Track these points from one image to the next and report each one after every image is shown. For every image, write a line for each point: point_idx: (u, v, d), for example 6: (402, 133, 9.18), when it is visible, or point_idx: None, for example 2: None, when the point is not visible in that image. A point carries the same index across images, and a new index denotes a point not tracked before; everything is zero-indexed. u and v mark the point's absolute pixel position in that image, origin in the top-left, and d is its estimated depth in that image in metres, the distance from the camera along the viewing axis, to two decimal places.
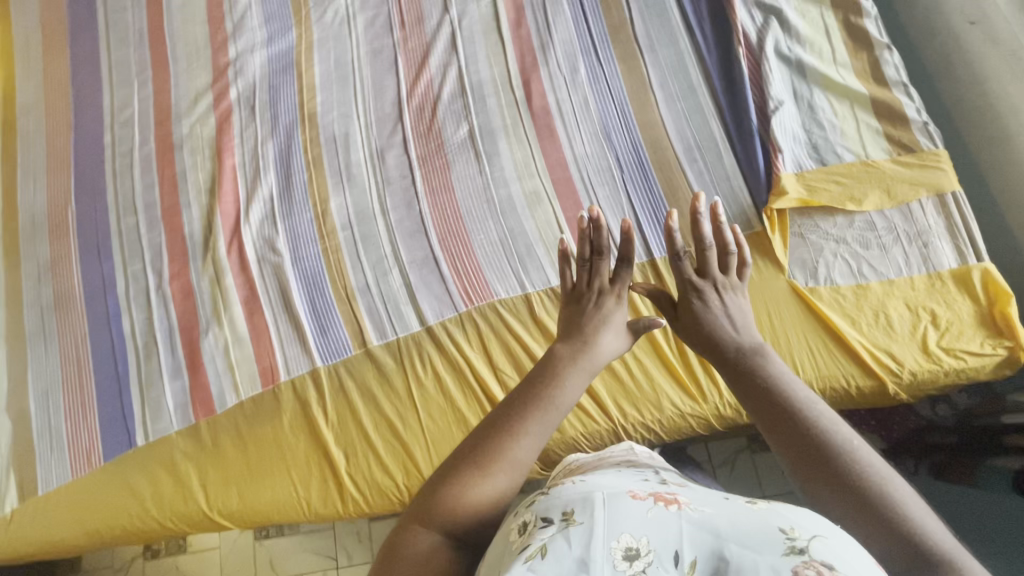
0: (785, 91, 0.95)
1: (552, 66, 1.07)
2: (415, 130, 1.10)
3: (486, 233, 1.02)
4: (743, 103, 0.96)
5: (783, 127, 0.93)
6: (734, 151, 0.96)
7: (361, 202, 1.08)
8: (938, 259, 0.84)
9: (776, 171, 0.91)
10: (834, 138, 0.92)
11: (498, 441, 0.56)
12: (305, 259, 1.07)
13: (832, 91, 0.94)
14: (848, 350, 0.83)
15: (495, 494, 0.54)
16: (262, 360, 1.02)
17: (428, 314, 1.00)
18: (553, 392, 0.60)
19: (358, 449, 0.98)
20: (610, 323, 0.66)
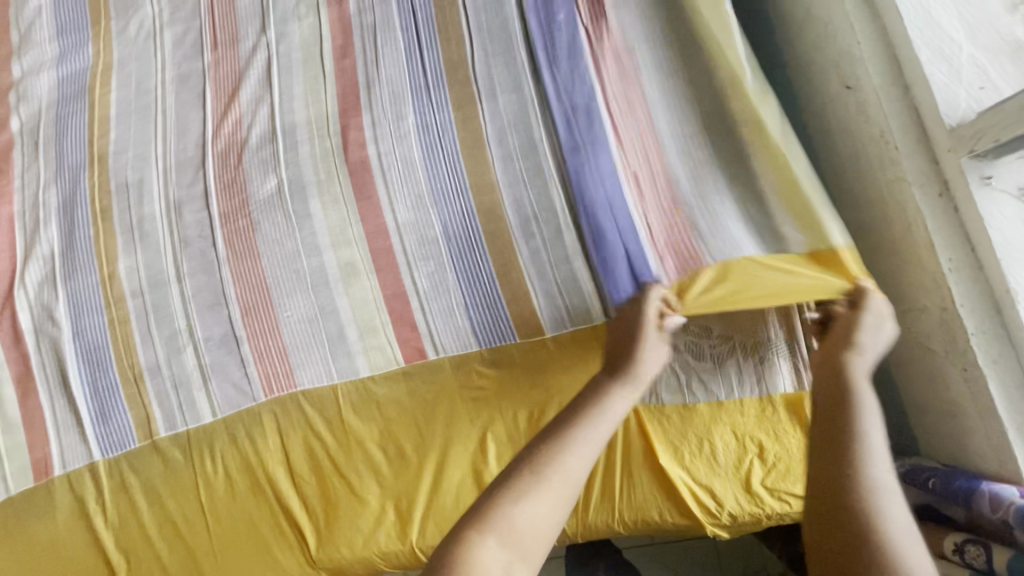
0: (639, 162, 0.82)
1: (375, 108, 0.90)
2: (220, 179, 0.93)
3: (293, 310, 0.87)
4: (591, 170, 0.80)
5: (635, 206, 0.80)
6: (584, 227, 0.79)
7: (154, 264, 0.92)
8: (773, 381, 0.75)
9: (625, 260, 0.77)
10: (699, 220, 0.77)
11: (546, 456, 0.56)
12: (91, 332, 0.92)
13: (694, 166, 0.82)
14: (669, 484, 0.75)
15: (543, 511, 0.53)
16: (35, 451, 0.89)
17: (222, 405, 0.87)
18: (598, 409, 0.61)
19: (143, 547, 0.88)
20: (648, 343, 0.68)
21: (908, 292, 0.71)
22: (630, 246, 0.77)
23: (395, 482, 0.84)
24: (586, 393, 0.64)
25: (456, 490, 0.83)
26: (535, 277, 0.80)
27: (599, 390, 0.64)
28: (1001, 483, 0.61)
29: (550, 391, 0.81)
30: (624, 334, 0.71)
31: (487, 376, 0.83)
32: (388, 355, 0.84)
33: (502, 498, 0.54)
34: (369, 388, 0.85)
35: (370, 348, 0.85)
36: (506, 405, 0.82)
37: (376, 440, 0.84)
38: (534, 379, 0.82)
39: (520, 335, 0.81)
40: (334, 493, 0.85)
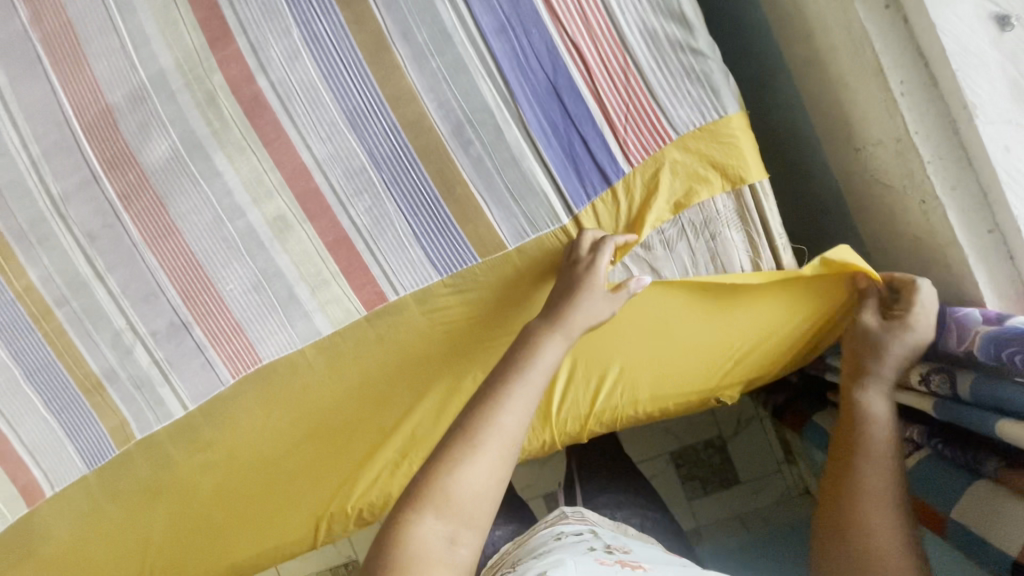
0: (584, 23, 0.69)
1: (251, 31, 0.76)
2: (101, 156, 0.81)
3: (236, 280, 0.81)
4: (521, 51, 0.71)
5: (581, 81, 0.70)
6: (526, 121, 0.72)
7: (66, 266, 0.83)
8: (726, 255, 0.73)
9: (585, 145, 0.72)
10: (653, 79, 0.70)
11: (480, 418, 0.57)
12: (25, 353, 0.85)
13: (637, 7, 0.69)
14: (648, 376, 0.78)
15: (483, 473, 0.55)
16: (18, 480, 0.87)
17: (191, 396, 0.84)
18: (529, 358, 0.62)
19: (156, 535, 0.89)
20: (584, 293, 0.67)
21: (860, 122, 0.67)
22: (586, 136, 0.71)
23: (388, 426, 0.83)
24: (517, 342, 0.64)
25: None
26: (484, 185, 0.74)
27: (528, 347, 0.63)
28: (962, 307, 0.64)
29: (531, 299, 0.77)
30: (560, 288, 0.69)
31: (459, 303, 0.78)
32: (347, 305, 0.80)
33: (438, 468, 0.55)
34: (338, 342, 0.81)
35: (326, 303, 0.80)
36: (486, 325, 0.79)
37: (359, 390, 0.82)
38: (514, 297, 0.78)
39: (479, 255, 0.76)
40: (328, 448, 0.85)
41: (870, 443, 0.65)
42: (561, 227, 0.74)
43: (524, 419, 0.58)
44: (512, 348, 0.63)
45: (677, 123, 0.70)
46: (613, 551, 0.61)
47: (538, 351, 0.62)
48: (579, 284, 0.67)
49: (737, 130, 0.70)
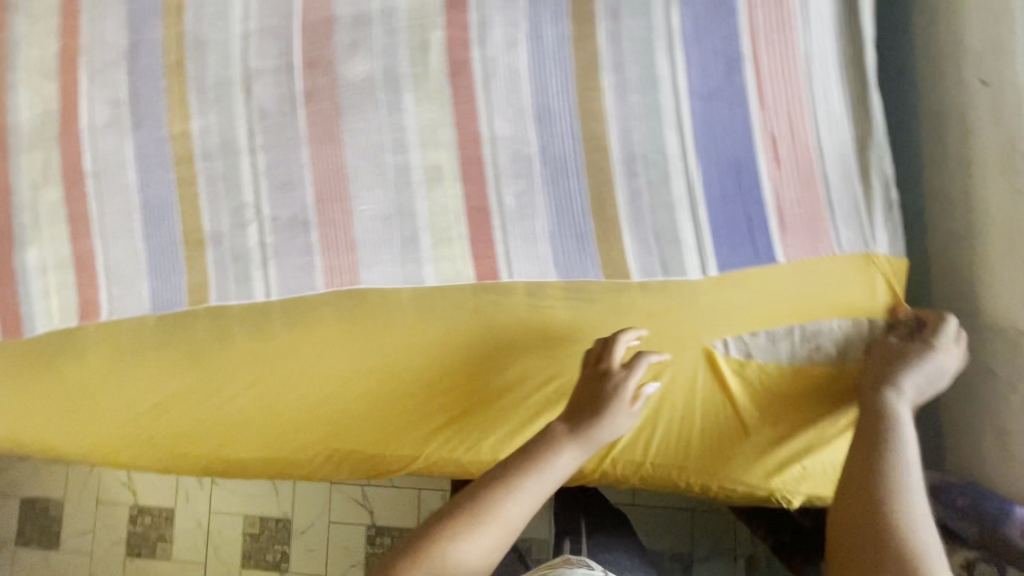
0: (786, 122, 0.77)
1: (486, 6, 0.82)
2: (303, 51, 0.87)
3: (373, 204, 0.85)
4: (718, 121, 0.77)
5: (764, 168, 0.77)
6: (699, 179, 0.78)
7: (227, 129, 0.88)
8: (820, 371, 0.77)
9: (745, 221, 0.77)
10: (828, 192, 0.77)
11: (490, 500, 0.60)
12: (151, 188, 0.89)
13: (835, 129, 0.77)
14: (699, 452, 0.79)
15: (478, 552, 0.57)
16: (83, 295, 0.89)
17: (278, 287, 0.86)
18: (547, 458, 0.64)
19: (173, 401, 0.88)
20: (614, 412, 0.68)
21: (999, 309, 0.70)
22: (751, 214, 0.77)
23: (439, 398, 0.84)
24: (537, 440, 0.66)
25: (516, 418, 0.82)
26: (634, 218, 0.79)
27: (550, 447, 0.65)
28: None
29: (662, 359, 0.80)
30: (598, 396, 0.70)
31: (570, 314, 0.81)
32: (461, 268, 0.83)
33: (441, 534, 0.57)
34: (437, 297, 0.84)
35: (442, 258, 0.83)
36: (582, 342, 0.81)
37: (435, 347, 0.84)
38: (646, 343, 0.80)
39: (604, 275, 0.80)
40: (377, 390, 0.85)
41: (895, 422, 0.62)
42: (692, 282, 0.79)
43: (526, 516, 0.60)
44: (532, 445, 0.65)
45: (835, 237, 0.76)
46: None
47: (557, 456, 0.65)
48: (614, 399, 0.69)
49: (874, 274, 0.76)
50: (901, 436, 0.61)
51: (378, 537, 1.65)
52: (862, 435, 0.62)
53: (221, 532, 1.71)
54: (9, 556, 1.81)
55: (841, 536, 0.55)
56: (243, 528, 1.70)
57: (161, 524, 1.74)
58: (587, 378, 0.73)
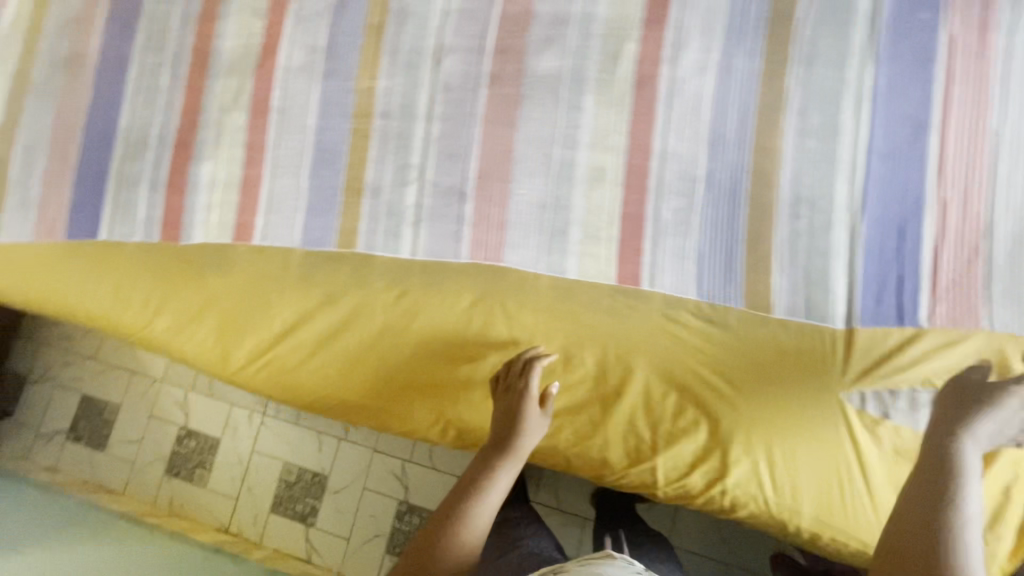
0: (959, 195, 0.76)
1: (683, 30, 0.86)
2: (498, 38, 0.92)
3: (531, 191, 0.88)
4: (892, 180, 0.77)
5: (928, 234, 0.75)
6: (859, 231, 0.77)
7: (410, 94, 0.94)
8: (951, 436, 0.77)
9: (901, 282, 0.75)
10: (991, 272, 0.74)
11: (463, 511, 0.88)
12: (327, 134, 0.95)
13: (1009, 213, 0.75)
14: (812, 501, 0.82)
15: (484, 515, 0.89)
16: (241, 215, 0.95)
17: (423, 248, 0.90)
18: (489, 480, 0.90)
19: (302, 332, 0.94)
20: (528, 426, 0.88)
21: None
22: (905, 276, 0.75)
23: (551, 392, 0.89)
24: (484, 462, 0.91)
25: (623, 425, 0.86)
26: (786, 257, 0.78)
27: (489, 468, 0.90)
28: None
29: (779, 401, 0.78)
30: (510, 409, 0.89)
31: (701, 339, 0.80)
32: (604, 269, 0.84)
33: (446, 528, 0.87)
34: (569, 291, 0.85)
35: (587, 254, 0.85)
36: (707, 366, 0.81)
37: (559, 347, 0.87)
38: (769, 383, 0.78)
39: (745, 306, 0.78)
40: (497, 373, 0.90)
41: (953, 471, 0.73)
42: (832, 333, 0.76)
43: (502, 498, 0.91)
44: (474, 476, 0.91)
45: (988, 318, 0.74)
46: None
47: (495, 480, 0.90)
48: (522, 411, 0.88)
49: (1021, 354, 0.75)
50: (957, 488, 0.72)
51: (406, 516, 1.66)
52: (915, 482, 0.75)
53: (258, 473, 1.76)
54: (55, 448, 1.86)
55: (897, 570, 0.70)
56: (280, 474, 1.75)
57: (204, 451, 1.79)
58: (502, 392, 0.90)
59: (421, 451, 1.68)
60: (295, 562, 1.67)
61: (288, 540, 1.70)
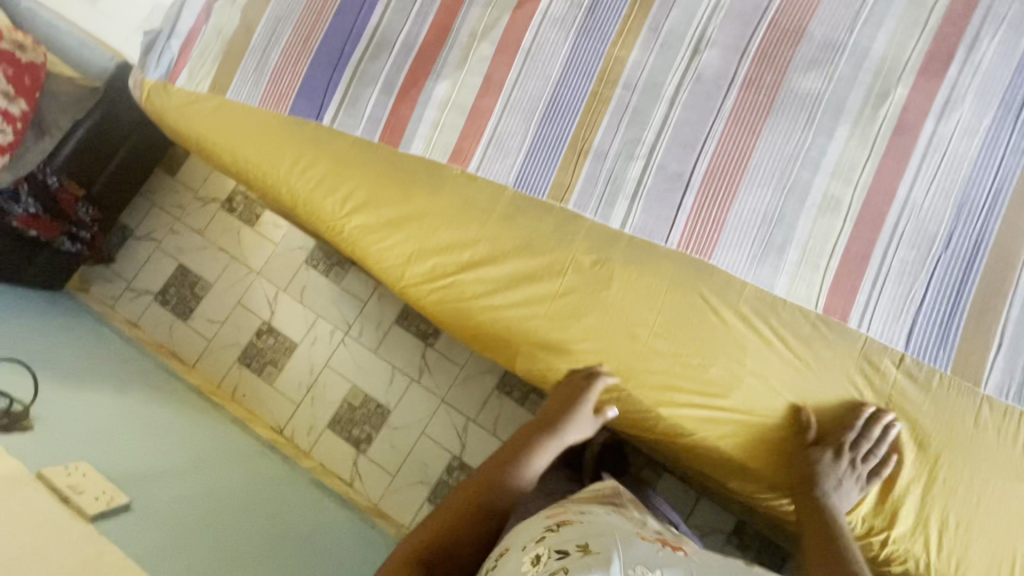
0: None
1: (958, 90, 0.86)
2: (763, 45, 0.93)
3: (757, 199, 0.89)
4: None
5: None
6: None
7: (659, 75, 0.95)
8: None
9: None
10: None
11: (492, 483, 0.83)
12: (566, 88, 0.97)
13: None
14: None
15: (507, 493, 0.83)
16: (462, 141, 0.97)
17: (635, 222, 0.91)
18: (525, 461, 0.86)
19: (488, 267, 0.95)
20: (578, 415, 0.90)
21: None
22: None
23: (777, 431, 0.86)
24: (523, 446, 0.88)
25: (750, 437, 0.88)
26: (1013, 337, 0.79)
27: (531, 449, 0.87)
28: None
29: (959, 469, 0.79)
30: (570, 403, 0.90)
31: (895, 391, 0.81)
32: (814, 296, 0.84)
33: (462, 496, 0.82)
34: (770, 305, 0.86)
35: (800, 276, 0.85)
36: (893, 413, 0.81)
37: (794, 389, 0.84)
38: (962, 452, 0.79)
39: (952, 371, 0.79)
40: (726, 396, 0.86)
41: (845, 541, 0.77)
42: None
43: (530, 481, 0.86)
44: (517, 448, 0.88)
45: None
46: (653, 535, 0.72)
47: (533, 458, 0.87)
48: (573, 410, 0.90)
49: None
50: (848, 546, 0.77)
51: (455, 471, 1.67)
52: (819, 541, 0.78)
53: (324, 388, 1.78)
54: (141, 305, 1.91)
55: None
56: (346, 395, 1.76)
57: (278, 352, 1.82)
58: (562, 389, 0.93)
59: (487, 414, 1.69)
60: (337, 483, 1.69)
61: (336, 459, 1.72)
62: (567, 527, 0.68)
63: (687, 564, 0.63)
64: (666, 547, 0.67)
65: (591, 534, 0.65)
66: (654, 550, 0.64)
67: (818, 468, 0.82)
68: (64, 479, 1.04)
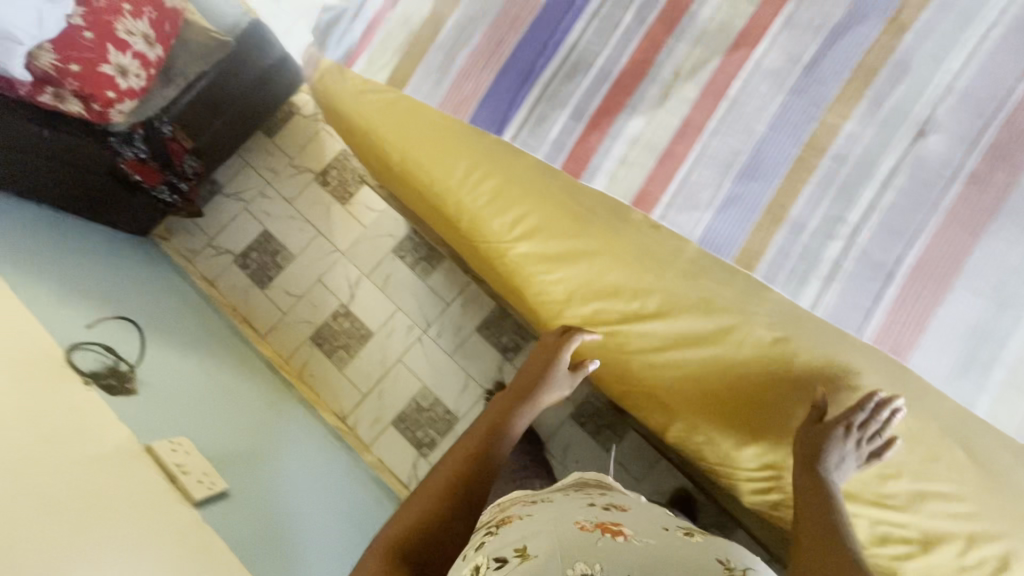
0: None
1: None
2: (995, 141, 0.87)
3: (967, 306, 0.82)
4: None
5: None
6: None
7: (875, 151, 0.89)
8: None
9: None
10: None
11: (475, 446, 0.91)
12: (769, 147, 0.91)
13: None
14: None
15: (497, 446, 0.92)
16: (649, 184, 0.91)
17: (828, 306, 0.85)
18: (511, 419, 0.96)
19: (658, 324, 0.91)
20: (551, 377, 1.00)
21: None
22: None
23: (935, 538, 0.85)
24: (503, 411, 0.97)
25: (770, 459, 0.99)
26: None
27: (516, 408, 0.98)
28: None
29: None
30: (547, 364, 1.00)
31: None
32: (1012, 422, 0.80)
33: (446, 464, 0.89)
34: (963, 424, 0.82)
35: (1002, 399, 0.80)
36: None
37: None
38: None
39: None
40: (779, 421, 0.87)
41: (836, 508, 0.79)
42: None
43: (518, 430, 0.97)
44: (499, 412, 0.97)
45: None
46: (602, 514, 0.75)
47: (517, 415, 0.97)
48: (547, 371, 1.00)
49: None
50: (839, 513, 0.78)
51: None
52: (805, 507, 0.81)
53: (394, 382, 1.74)
54: (219, 265, 1.86)
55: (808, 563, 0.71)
56: (415, 394, 1.72)
57: (353, 337, 1.78)
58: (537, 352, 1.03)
59: (557, 444, 1.63)
60: (394, 482, 1.65)
61: (397, 460, 1.68)
62: (507, 529, 0.73)
63: (631, 549, 0.65)
64: (607, 533, 0.68)
65: (528, 535, 0.69)
66: (592, 538, 0.67)
67: (827, 443, 0.81)
68: (171, 455, 1.02)
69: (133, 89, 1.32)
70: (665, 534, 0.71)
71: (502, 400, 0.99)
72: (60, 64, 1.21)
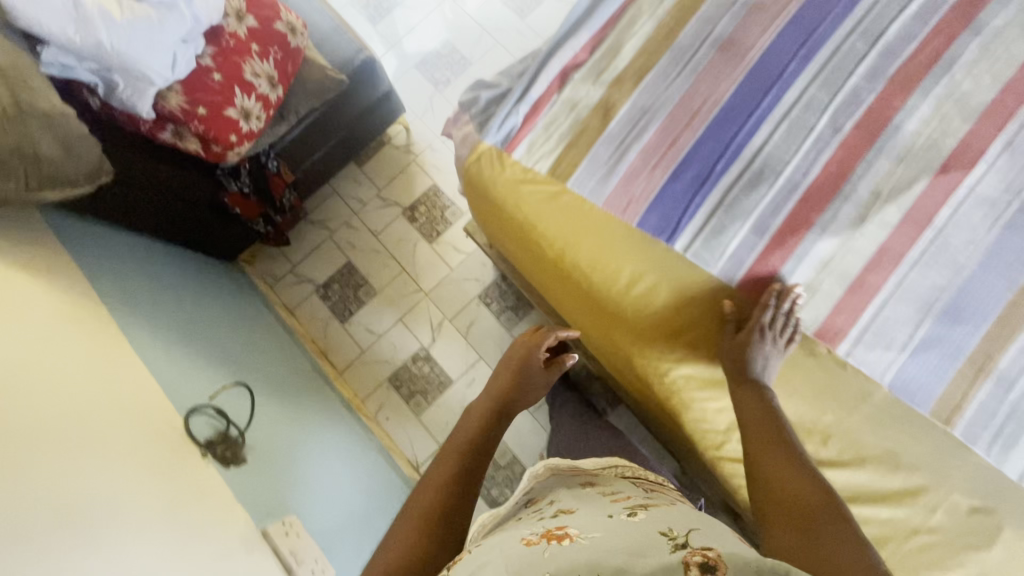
0: None
1: None
2: None
3: None
4: None
5: None
6: None
7: None
8: None
9: None
10: None
11: (465, 447, 0.83)
12: (977, 286, 0.81)
13: None
14: None
15: (488, 443, 0.86)
16: (834, 316, 0.83)
17: None
18: (495, 421, 0.91)
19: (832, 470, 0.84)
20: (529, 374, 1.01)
21: None
22: None
23: None
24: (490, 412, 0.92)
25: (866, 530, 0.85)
26: None
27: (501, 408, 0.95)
28: None
29: None
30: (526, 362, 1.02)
31: None
32: None
33: (435, 474, 0.78)
34: None
35: None
36: None
37: None
38: None
39: None
40: None
41: (772, 428, 0.80)
42: None
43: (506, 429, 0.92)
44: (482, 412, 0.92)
45: None
46: (552, 521, 0.66)
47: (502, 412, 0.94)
48: (527, 367, 1.02)
49: None
50: (780, 430, 0.80)
51: None
52: (756, 434, 0.80)
53: None
54: (302, 294, 1.83)
55: (817, 516, 0.64)
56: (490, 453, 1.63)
57: (431, 383, 1.72)
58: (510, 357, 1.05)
59: None
60: None
61: None
62: (461, 563, 0.58)
63: (584, 548, 0.55)
64: (555, 541, 0.58)
65: (482, 564, 0.56)
66: (543, 551, 0.56)
67: (748, 347, 0.84)
68: (284, 539, 1.03)
69: (252, 130, 1.29)
70: (613, 522, 0.63)
71: (479, 407, 0.94)
72: (188, 106, 1.19)
